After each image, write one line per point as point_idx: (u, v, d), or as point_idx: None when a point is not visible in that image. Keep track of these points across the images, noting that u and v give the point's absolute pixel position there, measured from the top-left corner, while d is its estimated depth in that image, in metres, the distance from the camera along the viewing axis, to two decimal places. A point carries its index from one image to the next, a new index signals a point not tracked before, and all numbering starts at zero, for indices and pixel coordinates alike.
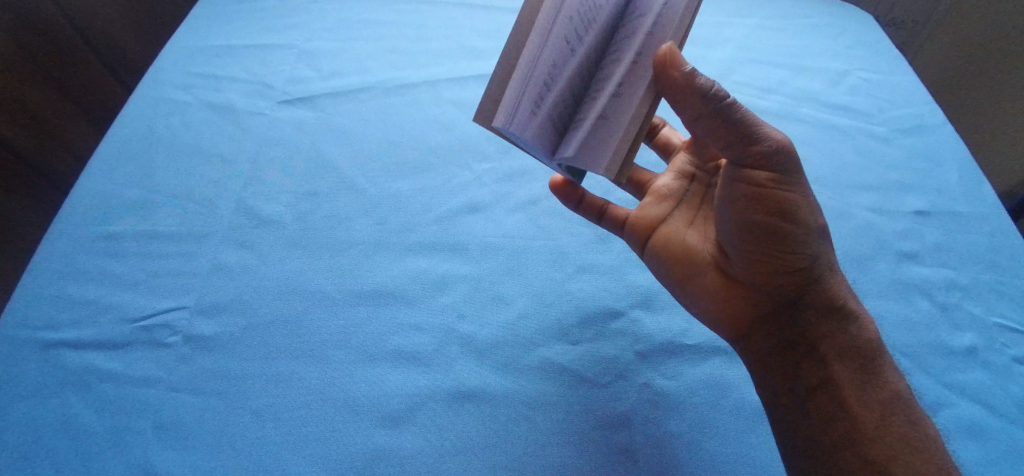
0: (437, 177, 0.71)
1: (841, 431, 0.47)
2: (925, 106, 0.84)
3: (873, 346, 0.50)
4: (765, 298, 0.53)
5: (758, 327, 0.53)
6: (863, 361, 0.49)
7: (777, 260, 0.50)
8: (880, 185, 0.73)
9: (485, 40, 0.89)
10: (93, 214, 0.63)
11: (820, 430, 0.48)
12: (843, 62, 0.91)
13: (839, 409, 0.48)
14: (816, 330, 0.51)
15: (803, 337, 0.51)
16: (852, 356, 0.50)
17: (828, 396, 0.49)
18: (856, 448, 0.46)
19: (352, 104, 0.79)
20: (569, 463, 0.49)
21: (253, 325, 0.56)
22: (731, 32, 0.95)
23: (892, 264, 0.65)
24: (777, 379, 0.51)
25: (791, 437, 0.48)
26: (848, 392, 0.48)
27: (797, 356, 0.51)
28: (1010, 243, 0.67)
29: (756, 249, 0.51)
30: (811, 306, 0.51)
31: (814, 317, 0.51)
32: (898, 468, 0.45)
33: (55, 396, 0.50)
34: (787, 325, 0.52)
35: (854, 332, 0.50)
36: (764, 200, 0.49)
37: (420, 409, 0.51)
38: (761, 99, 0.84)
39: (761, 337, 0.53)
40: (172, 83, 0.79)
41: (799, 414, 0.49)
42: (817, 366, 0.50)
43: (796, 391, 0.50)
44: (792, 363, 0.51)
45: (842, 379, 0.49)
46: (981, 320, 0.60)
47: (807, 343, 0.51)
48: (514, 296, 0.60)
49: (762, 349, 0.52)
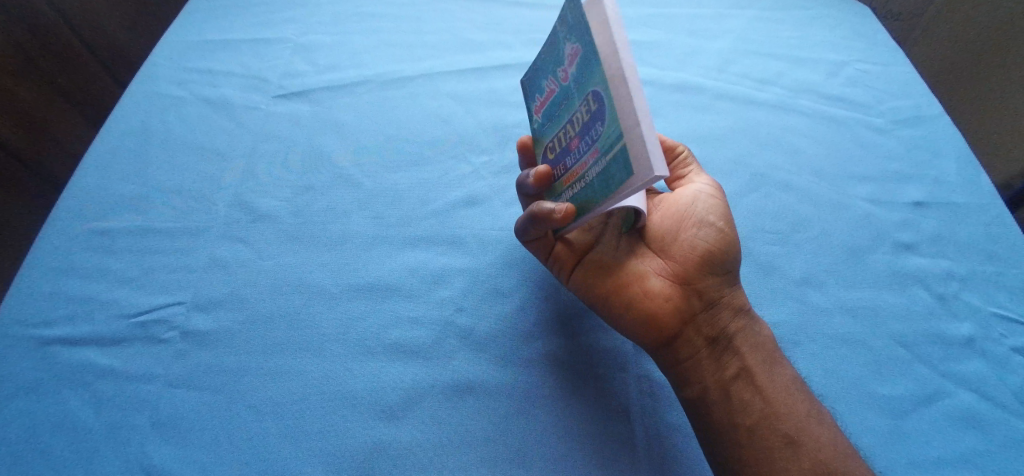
0: (435, 170, 0.70)
1: (758, 416, 0.48)
2: (922, 97, 0.84)
3: (775, 341, 0.53)
4: (694, 296, 0.53)
5: (685, 332, 0.52)
6: (770, 351, 0.52)
7: (719, 258, 0.53)
8: (878, 176, 0.73)
9: (481, 32, 0.89)
10: (88, 211, 0.63)
11: (741, 413, 0.48)
12: (841, 53, 0.91)
13: (756, 394, 0.49)
14: (732, 329, 0.52)
15: (723, 336, 0.52)
16: (760, 351, 0.52)
17: (747, 384, 0.50)
18: (774, 426, 0.48)
19: (349, 98, 0.78)
20: (567, 454, 0.49)
21: (251, 320, 0.56)
22: (727, 24, 0.95)
23: (890, 255, 0.65)
24: (704, 374, 0.51)
25: (714, 424, 0.49)
26: (762, 379, 0.50)
27: (718, 350, 0.51)
28: (1008, 234, 0.67)
29: (696, 246, 0.53)
30: (726, 304, 0.53)
31: (729, 314, 0.53)
32: (807, 439, 0.47)
33: (52, 392, 0.50)
34: (709, 323, 0.53)
35: (757, 331, 0.53)
36: (706, 206, 0.56)
37: (418, 403, 0.51)
38: (758, 91, 0.83)
39: (689, 336, 0.52)
40: (167, 78, 0.79)
41: (723, 401, 0.49)
42: (733, 357, 0.51)
43: (718, 383, 0.50)
44: (714, 357, 0.51)
45: (755, 369, 0.51)
46: (979, 310, 0.60)
47: (725, 338, 0.52)
48: (512, 288, 0.59)
49: (687, 354, 0.51)
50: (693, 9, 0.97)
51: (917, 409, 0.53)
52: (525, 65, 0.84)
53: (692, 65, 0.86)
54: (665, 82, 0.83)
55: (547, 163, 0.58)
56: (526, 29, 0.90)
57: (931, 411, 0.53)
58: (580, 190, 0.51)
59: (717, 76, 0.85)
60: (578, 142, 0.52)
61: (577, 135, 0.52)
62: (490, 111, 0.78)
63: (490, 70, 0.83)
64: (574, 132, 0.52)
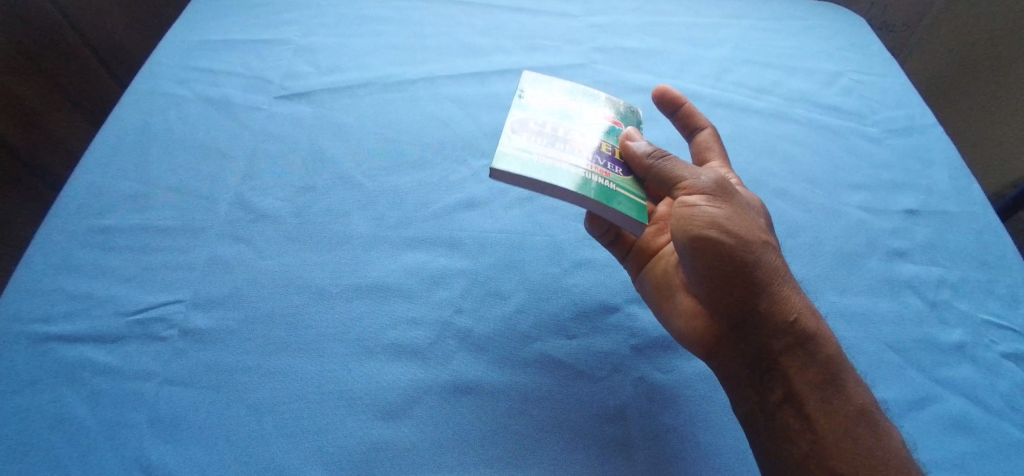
0: (434, 173, 0.71)
1: (807, 444, 0.46)
2: (915, 108, 0.85)
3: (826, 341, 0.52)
4: (747, 294, 0.50)
5: (754, 334, 0.50)
6: (823, 356, 0.48)
7: (730, 240, 0.50)
8: (872, 185, 0.74)
9: (482, 37, 0.90)
10: (88, 208, 0.63)
11: (836, 413, 0.47)
12: (835, 63, 0.92)
13: (841, 396, 0.47)
14: (803, 320, 0.49)
15: (798, 332, 0.49)
16: (826, 353, 0.49)
17: (831, 386, 0.48)
18: (867, 427, 0.46)
19: (350, 100, 0.79)
20: (565, 455, 0.49)
21: (250, 318, 0.56)
22: (725, 33, 0.96)
23: (883, 262, 0.66)
24: (786, 377, 0.48)
25: (827, 424, 0.46)
26: (839, 378, 0.48)
27: (793, 348, 0.49)
28: (998, 243, 0.68)
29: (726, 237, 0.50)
30: (787, 292, 0.51)
31: (769, 316, 0.50)
32: (893, 438, 0.46)
33: (50, 388, 0.50)
34: (744, 325, 0.50)
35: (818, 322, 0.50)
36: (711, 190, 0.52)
37: (418, 401, 0.52)
38: (755, 100, 0.85)
39: (727, 341, 0.51)
40: (168, 77, 0.79)
41: (814, 402, 0.47)
42: (808, 358, 0.49)
43: (804, 387, 0.48)
44: (790, 358, 0.49)
45: (832, 367, 0.48)
46: (970, 316, 0.61)
47: (797, 336, 0.49)
48: (510, 291, 0.60)
49: (762, 356, 0.50)
50: (692, 18, 0.99)
51: (908, 414, 0.54)
52: (525, 70, 0.85)
53: (689, 73, 0.88)
54: None
55: (528, 124, 0.57)
56: (526, 34, 0.91)
57: (921, 416, 0.54)
58: (570, 172, 0.54)
59: (714, 84, 0.87)
60: (585, 147, 0.57)
61: (584, 144, 0.58)
62: (491, 114, 0.79)
63: (490, 74, 0.84)
64: (580, 140, 0.58)
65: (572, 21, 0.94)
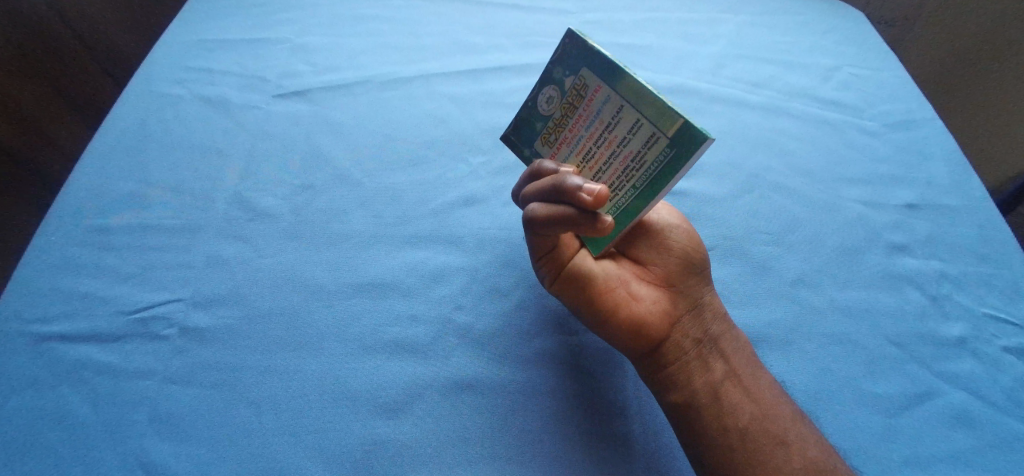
0: (433, 170, 0.71)
1: (750, 419, 0.49)
2: (913, 101, 0.85)
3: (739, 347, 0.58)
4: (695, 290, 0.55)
5: (699, 324, 0.54)
6: (751, 357, 0.53)
7: (690, 249, 0.56)
8: (871, 179, 0.74)
9: (479, 35, 0.90)
10: (87, 208, 0.63)
11: (769, 395, 0.51)
12: (833, 58, 0.92)
13: (770, 382, 0.52)
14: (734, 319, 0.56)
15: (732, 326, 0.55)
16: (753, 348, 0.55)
17: (760, 373, 0.52)
18: (795, 408, 0.50)
19: (347, 98, 0.79)
20: (565, 452, 0.49)
21: (250, 316, 0.56)
22: (722, 28, 0.96)
23: (883, 256, 0.65)
24: (725, 364, 0.52)
25: (764, 403, 0.50)
26: (765, 367, 0.53)
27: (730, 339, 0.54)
28: (998, 236, 0.67)
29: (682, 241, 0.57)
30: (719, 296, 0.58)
31: (715, 317, 0.54)
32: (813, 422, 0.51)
33: (49, 389, 0.50)
34: (693, 322, 0.54)
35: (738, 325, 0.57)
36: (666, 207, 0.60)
37: (419, 398, 0.52)
38: (752, 95, 0.84)
39: (674, 335, 0.54)
40: (165, 77, 0.79)
41: (752, 385, 0.51)
42: (742, 348, 0.54)
43: (740, 370, 0.52)
44: (728, 347, 0.53)
45: (757, 357, 0.54)
46: (970, 310, 0.61)
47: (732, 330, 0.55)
48: (509, 287, 0.60)
49: (707, 344, 0.53)
50: (689, 13, 0.99)
51: (909, 408, 0.54)
52: (523, 67, 0.85)
53: (686, 69, 0.87)
54: (660, 86, 0.84)
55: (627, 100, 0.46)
56: (523, 31, 0.91)
57: (921, 410, 0.54)
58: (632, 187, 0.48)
59: (711, 79, 0.86)
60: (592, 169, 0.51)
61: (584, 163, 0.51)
62: (488, 112, 0.78)
63: (487, 71, 0.84)
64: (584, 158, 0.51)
65: (569, 18, 0.94)
